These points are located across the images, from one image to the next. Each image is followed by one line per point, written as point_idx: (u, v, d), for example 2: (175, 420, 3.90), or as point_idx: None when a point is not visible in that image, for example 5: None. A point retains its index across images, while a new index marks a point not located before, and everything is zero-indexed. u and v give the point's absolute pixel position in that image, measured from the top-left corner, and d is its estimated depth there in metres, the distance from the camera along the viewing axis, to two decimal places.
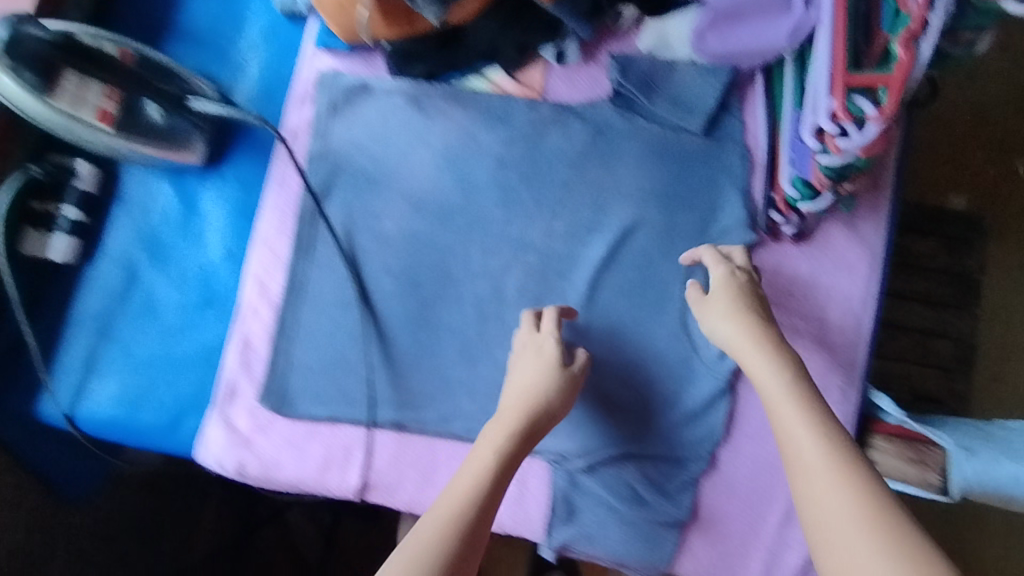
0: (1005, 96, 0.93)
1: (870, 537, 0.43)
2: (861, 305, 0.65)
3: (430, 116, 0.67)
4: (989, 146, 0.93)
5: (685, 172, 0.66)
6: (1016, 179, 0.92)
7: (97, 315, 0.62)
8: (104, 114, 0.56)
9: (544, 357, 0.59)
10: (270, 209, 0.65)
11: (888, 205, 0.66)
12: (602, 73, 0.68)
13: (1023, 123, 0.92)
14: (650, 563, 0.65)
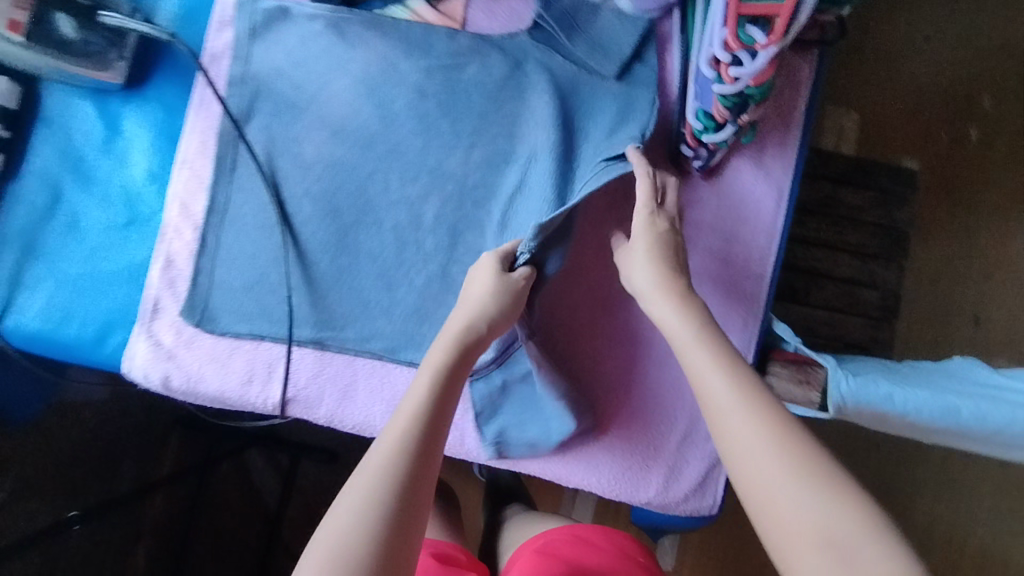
0: (918, 72, 1.10)
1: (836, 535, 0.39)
2: (766, 239, 0.68)
3: (351, 43, 0.66)
4: (906, 114, 1.10)
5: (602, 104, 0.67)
6: (935, 143, 1.10)
7: (24, 232, 0.65)
8: (14, 24, 0.57)
9: (507, 282, 0.57)
10: (190, 132, 0.66)
11: (797, 144, 0.68)
12: (523, 5, 0.69)
13: (930, 96, 1.10)
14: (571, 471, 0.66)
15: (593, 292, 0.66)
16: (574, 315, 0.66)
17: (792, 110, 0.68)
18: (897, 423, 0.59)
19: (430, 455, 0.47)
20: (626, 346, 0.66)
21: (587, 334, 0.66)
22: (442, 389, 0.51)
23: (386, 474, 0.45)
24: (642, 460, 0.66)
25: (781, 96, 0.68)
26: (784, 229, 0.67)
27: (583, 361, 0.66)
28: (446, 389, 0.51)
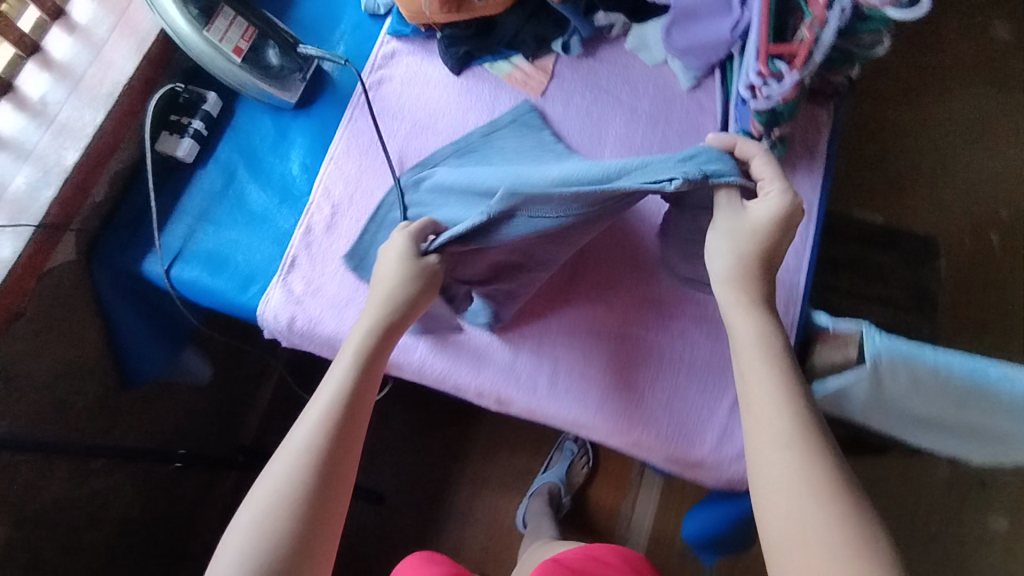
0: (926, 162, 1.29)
1: None
2: (800, 239, 0.80)
3: (471, 95, 0.88)
4: (921, 195, 1.27)
5: (660, 135, 0.86)
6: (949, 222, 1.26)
7: (200, 202, 0.83)
8: (239, 51, 0.81)
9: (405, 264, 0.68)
10: (340, 138, 0.86)
11: (821, 169, 0.84)
12: (598, 64, 0.90)
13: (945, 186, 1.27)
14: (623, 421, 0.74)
15: (652, 270, 0.79)
16: (635, 289, 0.79)
17: (816, 143, 0.85)
18: (930, 380, 0.68)
19: (351, 428, 0.62)
20: (680, 317, 0.77)
21: (647, 305, 0.78)
22: (358, 376, 0.65)
23: (307, 446, 0.60)
24: (695, 419, 0.73)
25: (805, 133, 0.85)
26: (813, 232, 0.81)
27: (643, 327, 0.77)
28: (363, 371, 0.65)
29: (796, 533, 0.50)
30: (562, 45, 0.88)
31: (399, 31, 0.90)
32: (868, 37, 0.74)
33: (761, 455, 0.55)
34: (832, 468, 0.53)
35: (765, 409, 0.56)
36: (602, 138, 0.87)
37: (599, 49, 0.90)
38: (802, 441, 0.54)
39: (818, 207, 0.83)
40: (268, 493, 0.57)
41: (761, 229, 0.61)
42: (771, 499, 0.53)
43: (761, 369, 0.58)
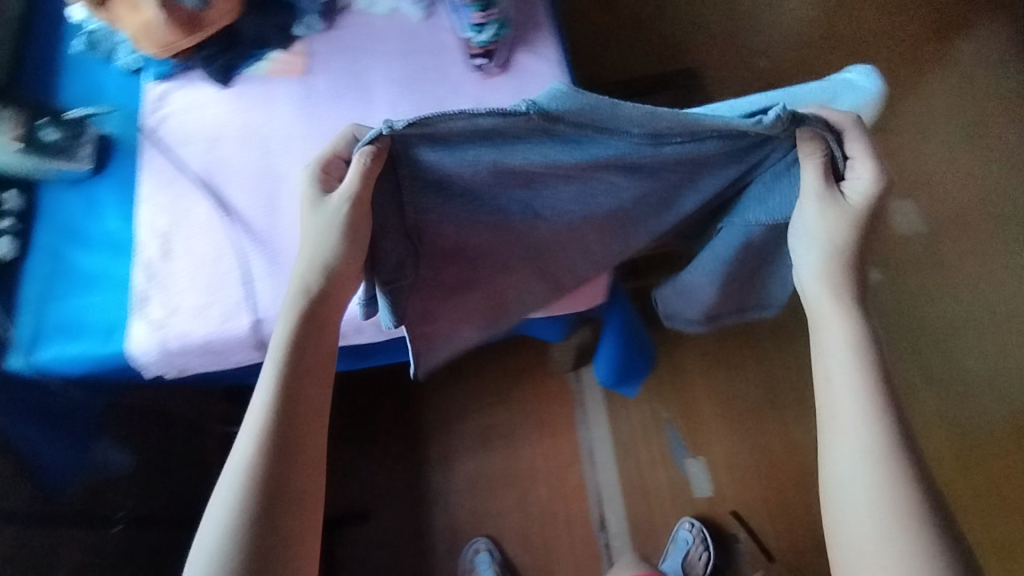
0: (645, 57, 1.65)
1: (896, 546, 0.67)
2: (558, 90, 0.95)
3: (246, 97, 0.97)
4: None
5: (416, 62, 0.98)
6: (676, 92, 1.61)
7: (37, 288, 0.87)
8: (16, 137, 0.88)
9: (312, 210, 0.78)
10: (144, 181, 0.92)
11: (552, 34, 0.99)
12: (343, 30, 1.01)
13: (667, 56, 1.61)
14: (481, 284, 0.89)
15: None
16: None
17: (538, 18, 1.00)
18: None
19: (292, 412, 0.75)
20: None
21: None
22: (289, 378, 0.76)
23: (254, 443, 0.72)
24: None
25: (527, 12, 1.00)
26: (567, 81, 0.95)
27: None
28: (298, 372, 0.77)
29: (855, 481, 0.72)
30: (304, 27, 1.00)
31: (160, 74, 0.98)
32: None
33: (833, 382, 0.77)
34: (874, 393, 0.75)
35: (837, 367, 0.77)
36: (371, 85, 0.98)
37: (338, 17, 1.02)
38: (862, 375, 0.75)
39: (561, 62, 0.98)
40: (228, 502, 0.69)
41: (850, 212, 0.77)
42: (841, 417, 0.75)
43: (846, 315, 0.79)
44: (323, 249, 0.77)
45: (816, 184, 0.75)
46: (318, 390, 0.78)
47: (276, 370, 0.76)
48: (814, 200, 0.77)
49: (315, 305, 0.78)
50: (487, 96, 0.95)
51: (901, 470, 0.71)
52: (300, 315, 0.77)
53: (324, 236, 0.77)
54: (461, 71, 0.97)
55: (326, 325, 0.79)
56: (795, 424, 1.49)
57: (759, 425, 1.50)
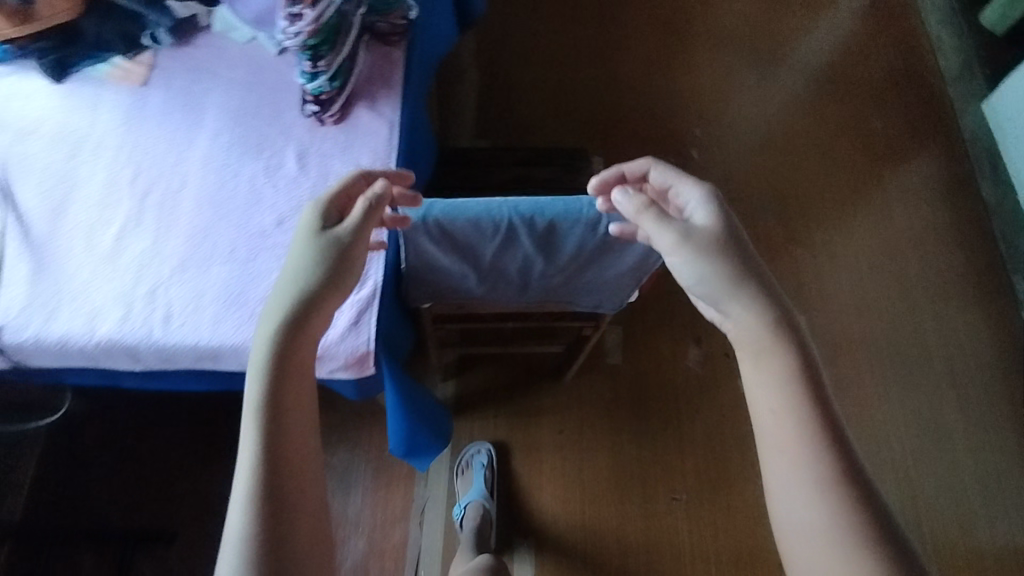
0: None
1: (838, 551, 0.60)
2: (385, 151, 0.94)
3: (74, 95, 0.95)
4: None
5: (257, 93, 0.97)
6: None
7: None
8: None
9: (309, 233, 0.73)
10: None
11: (398, 94, 0.99)
12: (195, 50, 1.00)
13: None
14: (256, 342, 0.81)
15: (253, 204, 0.89)
16: (239, 220, 0.88)
17: (391, 79, 1.00)
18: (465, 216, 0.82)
19: (279, 490, 0.61)
20: (282, 235, 0.87)
21: (251, 232, 0.87)
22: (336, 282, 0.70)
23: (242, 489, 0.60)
24: None
25: (381, 71, 1.01)
26: (397, 142, 0.95)
27: (251, 253, 0.86)
28: (273, 409, 0.64)
29: (804, 521, 0.63)
30: (151, 39, 0.98)
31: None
32: None
33: (770, 428, 0.67)
34: (804, 432, 0.65)
35: (777, 413, 0.67)
36: (202, 108, 0.96)
37: (194, 37, 1.01)
38: (801, 440, 0.65)
39: (397, 124, 0.97)
40: (231, 549, 0.58)
41: (708, 246, 0.75)
42: (783, 482, 0.65)
43: (778, 362, 0.69)
44: (312, 281, 0.70)
45: (670, 235, 0.76)
46: (295, 417, 0.65)
47: (257, 424, 0.63)
48: (680, 249, 0.76)
49: (305, 312, 0.69)
50: (312, 143, 0.94)
51: (836, 546, 0.60)
52: (287, 315, 0.68)
53: (307, 260, 0.71)
54: (294, 114, 0.95)
55: (298, 357, 0.68)
56: (633, 533, 1.47)
57: (599, 512, 1.48)
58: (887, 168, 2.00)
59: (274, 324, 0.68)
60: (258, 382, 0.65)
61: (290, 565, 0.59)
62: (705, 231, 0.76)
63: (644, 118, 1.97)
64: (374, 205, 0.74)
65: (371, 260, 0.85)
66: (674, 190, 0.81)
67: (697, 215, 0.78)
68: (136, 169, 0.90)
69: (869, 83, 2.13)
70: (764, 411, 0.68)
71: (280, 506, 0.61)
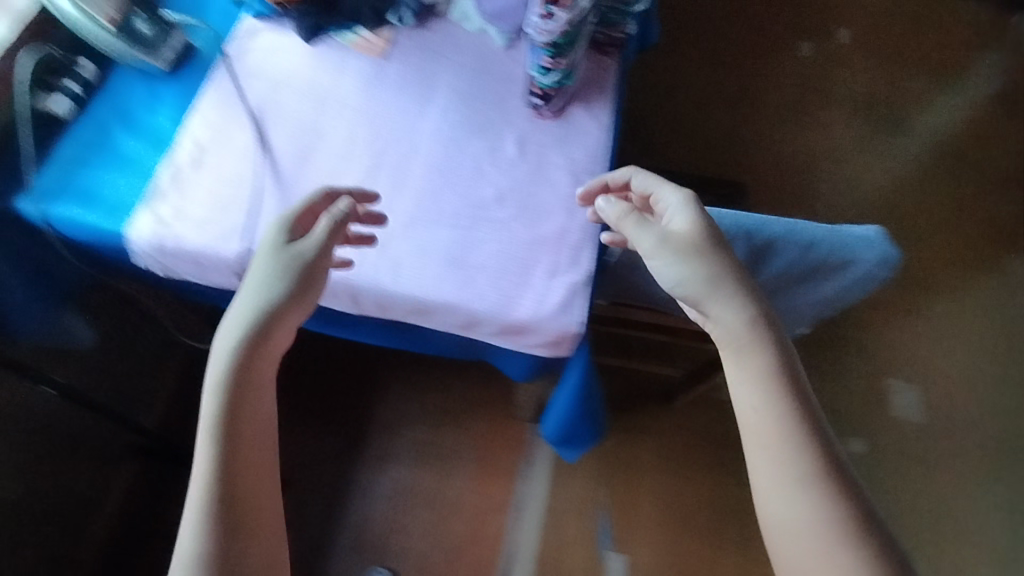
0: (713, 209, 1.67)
1: (822, 543, 0.68)
2: (597, 151, 0.99)
3: (323, 57, 1.04)
4: None
5: (483, 81, 1.05)
6: None
7: (72, 153, 0.91)
8: (111, 19, 0.95)
9: (278, 248, 0.79)
10: (208, 96, 0.98)
11: (610, 100, 1.04)
12: (430, 34, 1.08)
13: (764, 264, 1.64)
14: (474, 303, 0.85)
15: (476, 178, 0.95)
16: (463, 191, 0.94)
17: (605, 86, 1.06)
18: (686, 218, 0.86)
19: (233, 471, 0.70)
20: (501, 210, 0.92)
21: (474, 203, 0.93)
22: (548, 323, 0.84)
23: (204, 474, 0.70)
24: (516, 288, 0.86)
25: (596, 77, 1.06)
26: (608, 144, 1.00)
27: (472, 222, 0.91)
28: (232, 394, 0.73)
29: (792, 521, 0.70)
30: (397, 18, 1.07)
31: (260, 10, 1.05)
32: None
33: (751, 433, 0.74)
34: (789, 431, 0.72)
35: (761, 411, 0.74)
36: (433, 86, 1.04)
37: (430, 22, 1.09)
38: (794, 445, 0.72)
39: (609, 127, 1.02)
40: (192, 531, 0.68)
41: (689, 249, 0.79)
42: (773, 487, 0.72)
43: (756, 361, 0.75)
44: (275, 292, 0.77)
45: (654, 240, 0.81)
46: (257, 400, 0.75)
47: (219, 411, 0.72)
48: (666, 255, 0.80)
49: (267, 320, 0.76)
50: (531, 133, 1.00)
51: (825, 542, 0.68)
52: (252, 324, 0.75)
53: (273, 273, 0.78)
54: (516, 104, 1.02)
55: (255, 364, 0.75)
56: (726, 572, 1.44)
57: (695, 545, 1.46)
58: (1010, 256, 1.99)
59: (233, 334, 0.75)
60: (214, 384, 0.74)
61: (246, 533, 0.69)
62: (686, 237, 0.80)
63: (774, 164, 2.01)
64: (338, 223, 0.80)
65: (584, 248, 0.90)
66: (657, 198, 0.86)
67: (675, 222, 0.82)
68: (373, 131, 0.97)
69: (998, 170, 2.14)
70: (748, 409, 0.75)
71: (239, 473, 0.71)
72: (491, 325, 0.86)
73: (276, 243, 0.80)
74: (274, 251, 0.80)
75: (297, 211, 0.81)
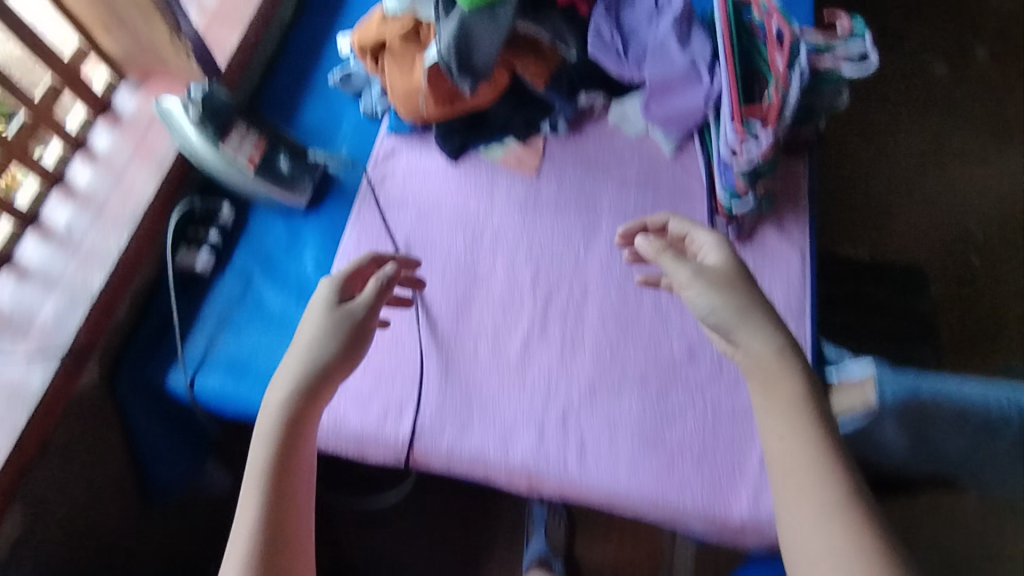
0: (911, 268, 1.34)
1: None
2: (799, 285, 0.84)
3: (470, 179, 0.93)
4: None
5: (653, 199, 0.91)
6: None
7: (218, 314, 0.84)
8: (252, 161, 0.84)
9: (330, 313, 0.69)
10: (351, 236, 0.89)
11: (807, 216, 0.88)
12: (586, 141, 0.95)
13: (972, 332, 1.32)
14: (679, 498, 0.72)
15: (661, 328, 0.82)
16: (648, 345, 0.81)
17: (799, 196, 0.89)
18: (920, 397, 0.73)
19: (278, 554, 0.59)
20: (695, 371, 0.79)
21: (663, 362, 0.79)
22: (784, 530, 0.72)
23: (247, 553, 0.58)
24: (727, 477, 0.73)
25: (788, 184, 0.89)
26: (812, 276, 0.85)
27: (663, 388, 0.78)
28: (280, 460, 0.62)
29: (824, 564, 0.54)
30: (550, 125, 0.93)
31: (397, 130, 0.96)
32: (828, 92, 0.85)
33: (792, 463, 0.59)
34: (830, 472, 0.57)
35: (791, 441, 0.59)
36: (595, 207, 0.91)
37: (584, 126, 0.95)
38: (821, 468, 0.58)
39: (809, 251, 0.86)
40: None
41: (722, 279, 0.68)
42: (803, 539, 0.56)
43: (785, 383, 0.61)
44: (329, 348, 0.67)
45: (684, 270, 0.69)
46: (305, 473, 0.63)
47: (263, 483, 0.61)
48: (694, 284, 0.69)
49: (319, 379, 0.65)
50: None
51: None
52: (299, 383, 0.65)
53: (324, 340, 0.67)
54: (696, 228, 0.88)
55: (312, 419, 0.65)
56: None
57: None
58: None
59: (286, 392, 0.64)
60: (265, 438, 0.63)
61: None
62: (722, 265, 0.69)
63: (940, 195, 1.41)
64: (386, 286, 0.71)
65: None
66: (689, 239, 0.75)
67: (705, 256, 0.71)
68: (535, 268, 0.86)
69: None
70: (774, 440, 0.60)
71: (278, 564, 0.59)
72: (699, 522, 0.72)
73: (330, 300, 0.70)
74: (326, 315, 0.68)
75: (335, 279, 0.72)
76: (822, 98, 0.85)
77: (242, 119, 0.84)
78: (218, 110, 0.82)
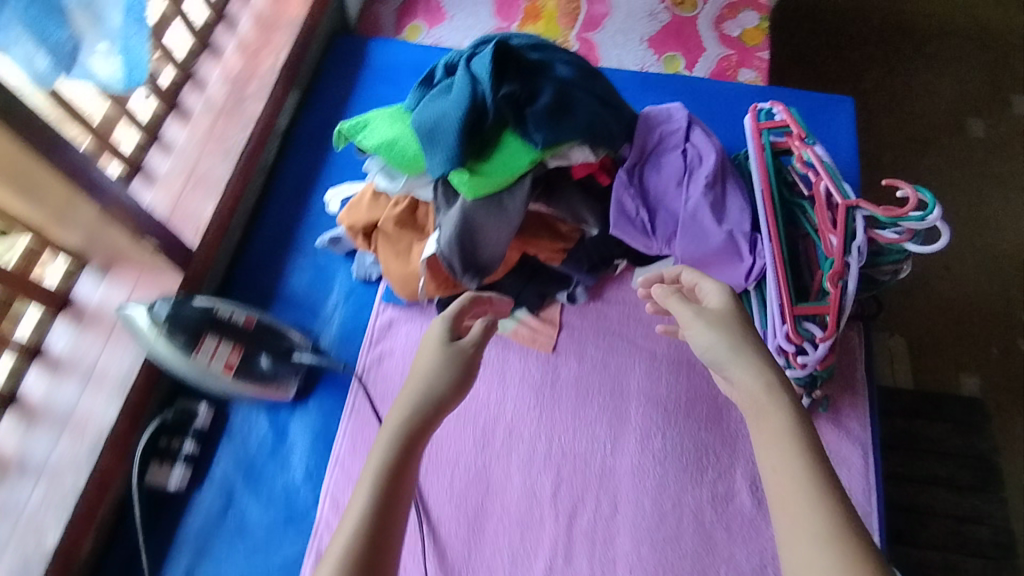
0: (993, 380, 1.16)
1: None
2: (865, 494, 0.72)
3: (479, 358, 0.82)
4: None
5: (690, 382, 0.79)
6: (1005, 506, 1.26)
7: (195, 540, 0.74)
8: (229, 366, 0.73)
9: (448, 346, 0.61)
10: (344, 435, 0.77)
11: (865, 403, 0.77)
12: (608, 309, 0.84)
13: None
14: None
15: (707, 556, 0.70)
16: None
17: (854, 378, 0.78)
18: None
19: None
20: None
21: None
22: None
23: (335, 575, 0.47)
24: None
25: (844, 363, 0.78)
26: (877, 481, 0.73)
27: None
28: (392, 477, 0.52)
29: None
30: (567, 296, 0.83)
31: (395, 299, 0.85)
32: (887, 266, 0.73)
33: (784, 492, 0.50)
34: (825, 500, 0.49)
35: (783, 469, 0.51)
36: (623, 392, 0.79)
37: (605, 293, 0.85)
38: (813, 480, 0.50)
39: (871, 446, 0.75)
40: None
41: (725, 319, 0.61)
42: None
43: (774, 414, 0.54)
44: (442, 383, 0.59)
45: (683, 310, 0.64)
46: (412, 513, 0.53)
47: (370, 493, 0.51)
48: (693, 323, 0.63)
49: (433, 413, 0.57)
50: None
51: None
52: (420, 413, 0.57)
53: (438, 370, 0.60)
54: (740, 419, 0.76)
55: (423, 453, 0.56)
56: None
57: None
58: None
59: (398, 421, 0.56)
60: (381, 451, 0.54)
61: None
62: (725, 307, 0.63)
63: (989, 284, 1.22)
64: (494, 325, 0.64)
65: None
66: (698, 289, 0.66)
67: (709, 294, 0.65)
68: (556, 474, 0.75)
69: None
70: (766, 468, 0.53)
71: None
72: None
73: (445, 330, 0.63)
74: (444, 344, 0.62)
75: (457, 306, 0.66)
76: (880, 270, 0.74)
77: (213, 326, 0.73)
78: (186, 321, 0.72)
